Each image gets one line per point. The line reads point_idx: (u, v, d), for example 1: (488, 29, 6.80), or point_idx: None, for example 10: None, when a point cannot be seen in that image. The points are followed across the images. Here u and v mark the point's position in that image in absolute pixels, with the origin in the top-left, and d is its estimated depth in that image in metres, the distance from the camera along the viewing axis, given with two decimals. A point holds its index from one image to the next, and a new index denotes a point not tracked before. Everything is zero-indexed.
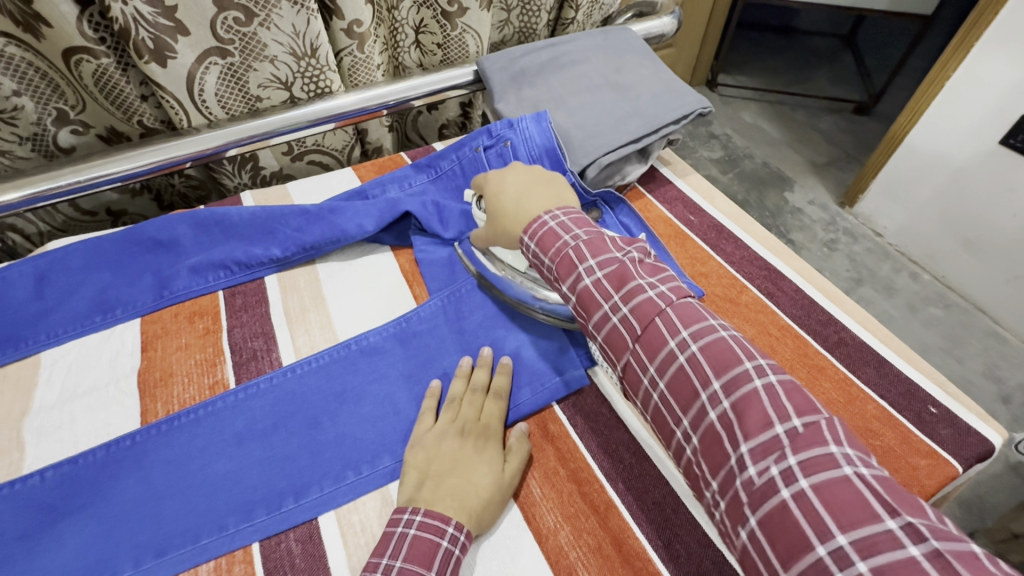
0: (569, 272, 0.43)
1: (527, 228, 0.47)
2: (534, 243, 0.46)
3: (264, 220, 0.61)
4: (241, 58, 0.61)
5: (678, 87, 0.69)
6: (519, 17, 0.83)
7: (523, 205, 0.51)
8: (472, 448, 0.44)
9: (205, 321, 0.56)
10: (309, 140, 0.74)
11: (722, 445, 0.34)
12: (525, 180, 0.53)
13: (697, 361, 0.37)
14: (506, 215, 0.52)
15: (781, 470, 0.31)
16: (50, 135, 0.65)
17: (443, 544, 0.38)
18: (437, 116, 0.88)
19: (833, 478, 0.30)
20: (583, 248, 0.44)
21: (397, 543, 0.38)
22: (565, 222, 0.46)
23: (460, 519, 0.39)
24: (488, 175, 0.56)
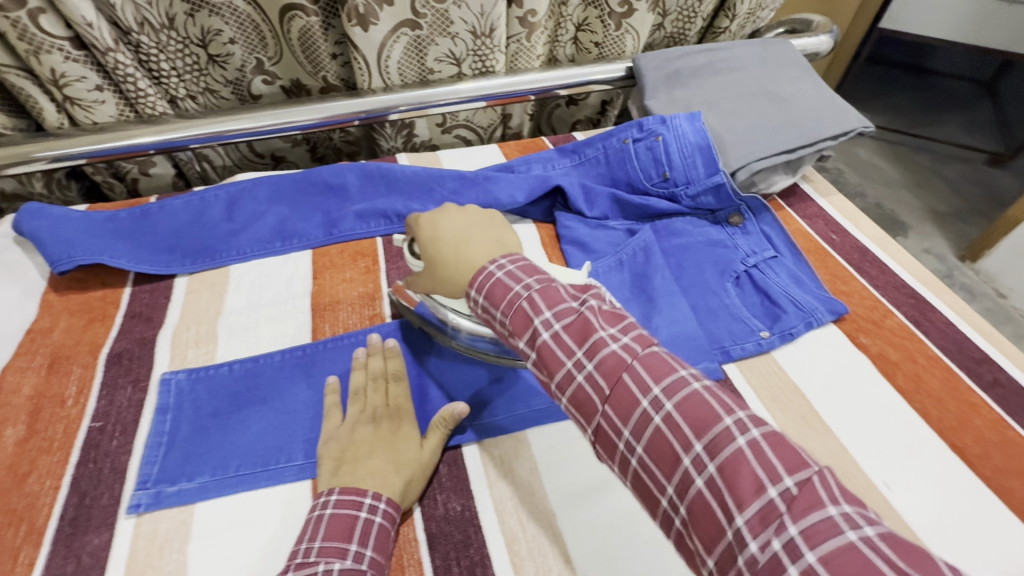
0: (524, 326, 0.37)
1: (471, 279, 0.41)
2: (480, 295, 0.39)
3: (423, 179, 0.66)
4: (429, 32, 0.67)
5: (838, 104, 0.68)
6: (672, 23, 0.84)
7: (463, 251, 0.43)
8: (388, 428, 0.45)
9: (366, 261, 0.62)
10: (462, 115, 0.80)
11: (647, 470, 0.32)
12: (470, 219, 0.45)
13: (624, 392, 0.33)
14: (446, 266, 0.43)
15: (784, 543, 0.26)
16: (247, 82, 0.74)
17: (362, 516, 0.38)
18: (575, 111, 0.91)
19: (841, 548, 0.25)
20: (513, 273, 0.39)
21: (315, 526, 0.38)
22: (512, 271, 0.39)
23: (387, 493, 0.40)
24: (419, 219, 0.47)
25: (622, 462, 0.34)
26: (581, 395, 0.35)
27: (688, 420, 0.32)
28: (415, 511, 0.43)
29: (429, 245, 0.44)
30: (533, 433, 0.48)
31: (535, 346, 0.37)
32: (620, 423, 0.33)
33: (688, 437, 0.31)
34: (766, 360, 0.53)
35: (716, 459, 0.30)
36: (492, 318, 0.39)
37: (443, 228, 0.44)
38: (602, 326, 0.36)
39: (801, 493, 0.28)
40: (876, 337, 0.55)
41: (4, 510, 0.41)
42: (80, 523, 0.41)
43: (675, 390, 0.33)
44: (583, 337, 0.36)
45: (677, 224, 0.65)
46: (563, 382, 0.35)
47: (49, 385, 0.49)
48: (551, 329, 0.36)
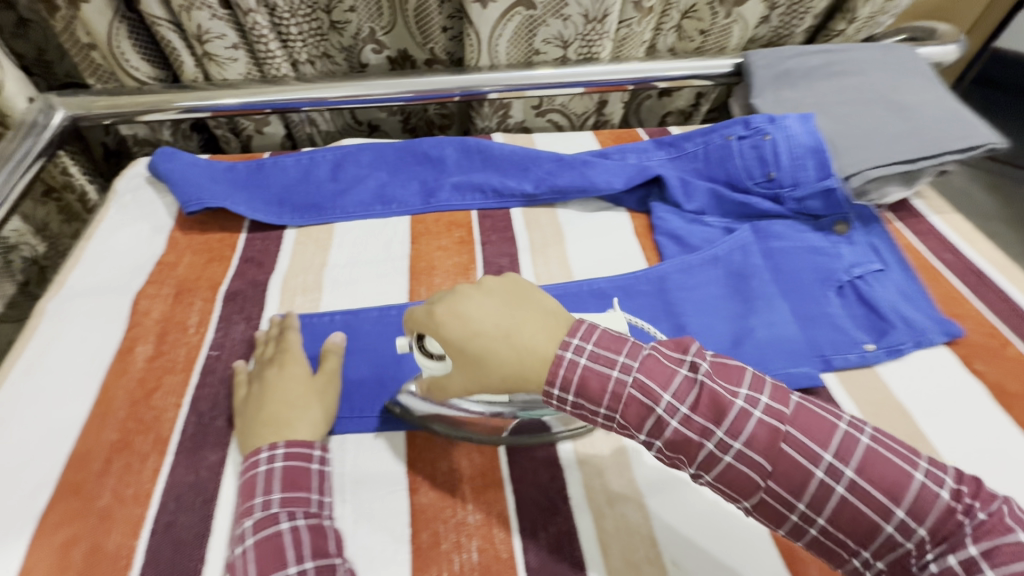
0: (641, 414, 0.34)
1: (546, 378, 0.35)
2: (568, 393, 0.35)
3: (521, 158, 0.67)
4: (542, 13, 0.68)
5: (968, 117, 0.64)
6: (780, 16, 0.80)
7: (516, 338, 0.36)
8: (277, 375, 0.45)
9: (461, 232, 0.63)
10: (558, 100, 0.80)
11: (829, 536, 0.33)
12: (491, 303, 0.37)
13: (694, 416, 0.34)
14: (502, 362, 0.36)
15: (844, 482, 0.33)
16: (359, 50, 0.77)
17: (313, 467, 0.39)
18: (668, 102, 0.90)
19: (907, 484, 0.32)
20: (598, 353, 0.35)
21: (264, 481, 0.38)
22: (566, 334, 0.36)
23: (284, 440, 0.40)
24: (430, 314, 0.38)
25: (795, 530, 0.34)
26: (734, 475, 0.34)
27: (868, 477, 0.32)
28: (504, 472, 0.44)
29: (466, 345, 0.37)
30: None
31: (615, 396, 0.35)
32: (790, 498, 0.33)
33: (884, 505, 0.32)
34: (868, 373, 0.51)
35: (909, 510, 0.31)
36: (594, 415, 0.36)
37: (479, 320, 0.37)
38: (726, 390, 0.34)
39: (864, 463, 0.33)
40: (993, 366, 0.52)
41: (135, 418, 0.45)
42: (199, 440, 0.45)
43: (847, 451, 0.33)
44: (717, 413, 0.34)
45: (777, 227, 0.62)
46: (708, 464, 0.34)
47: (174, 313, 0.53)
48: (678, 414, 0.34)
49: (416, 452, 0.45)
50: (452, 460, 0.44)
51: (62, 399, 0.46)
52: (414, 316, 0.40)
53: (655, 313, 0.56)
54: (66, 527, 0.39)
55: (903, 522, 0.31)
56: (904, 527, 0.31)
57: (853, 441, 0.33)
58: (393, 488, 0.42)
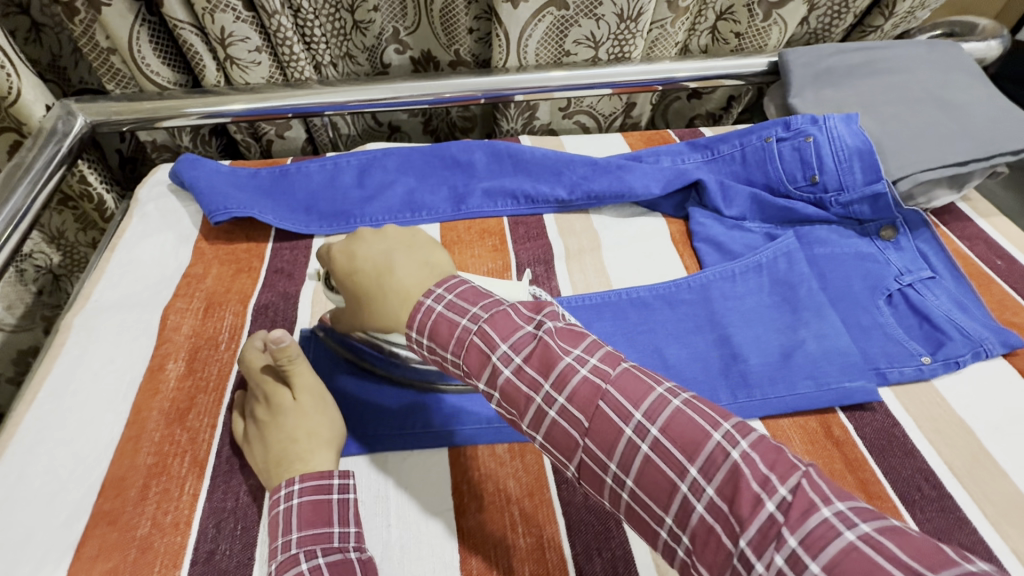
0: (481, 366, 0.33)
1: (409, 317, 0.36)
2: (423, 337, 0.35)
3: (552, 162, 0.65)
4: (574, 13, 0.66)
5: (1021, 116, 0.61)
6: (819, 18, 0.79)
7: (392, 278, 0.37)
8: (270, 407, 0.41)
9: (493, 239, 0.61)
10: (586, 101, 0.78)
11: (638, 503, 0.29)
12: (388, 241, 0.40)
13: (571, 406, 0.31)
14: (377, 297, 0.37)
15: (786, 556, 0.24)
16: (381, 50, 0.76)
17: (335, 497, 0.37)
18: (697, 104, 0.88)
19: (837, 548, 0.23)
20: (456, 303, 0.35)
21: (286, 519, 0.36)
22: (453, 303, 0.35)
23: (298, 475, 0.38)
24: (329, 252, 0.41)
25: (613, 496, 0.31)
26: (561, 433, 0.31)
27: (679, 447, 0.28)
28: (554, 493, 0.42)
29: (348, 279, 0.39)
30: None
31: (495, 385, 0.33)
32: (603, 458, 0.30)
33: (683, 466, 0.28)
34: (925, 387, 0.49)
35: (716, 483, 0.27)
36: (443, 360, 0.35)
37: (366, 254, 0.39)
38: (563, 350, 0.32)
39: (743, 478, 0.27)
40: None
41: (170, 440, 0.44)
42: (237, 462, 0.43)
43: (653, 411, 0.30)
44: (545, 367, 0.32)
45: (820, 232, 0.60)
46: (538, 419, 0.32)
47: (204, 328, 0.51)
48: (556, 403, 0.31)
49: (460, 474, 0.43)
50: (499, 481, 0.42)
51: (92, 420, 0.44)
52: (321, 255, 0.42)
53: (700, 322, 0.54)
54: (104, 558, 0.38)
55: (796, 554, 0.24)
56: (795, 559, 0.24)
57: (677, 413, 0.29)
58: (438, 511, 0.41)
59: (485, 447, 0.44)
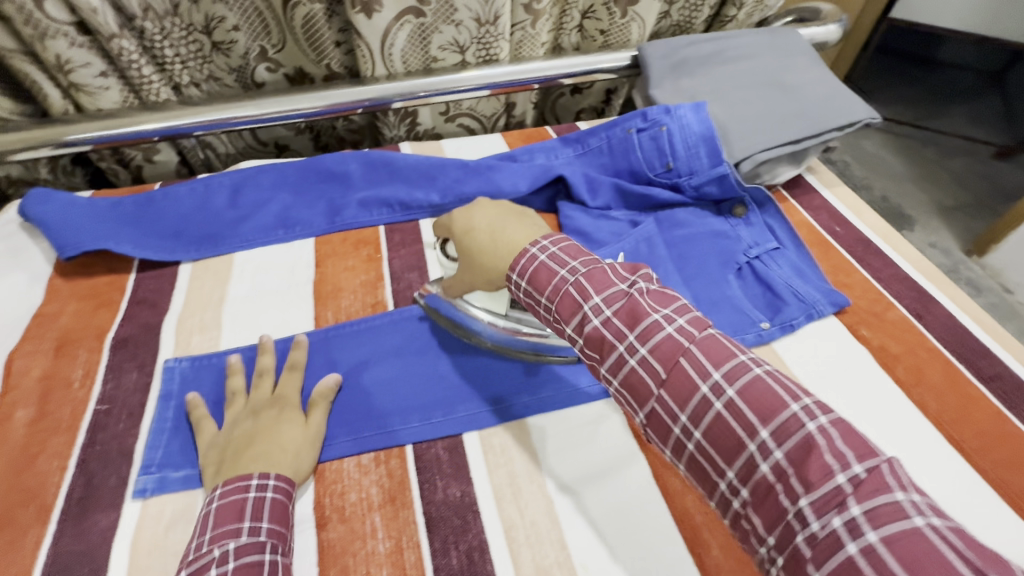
0: (571, 312, 0.41)
1: (511, 263, 0.45)
2: (523, 279, 0.43)
3: (426, 167, 0.66)
4: (432, 20, 0.67)
5: (847, 94, 0.67)
6: (679, 11, 0.83)
7: (499, 237, 0.47)
8: (268, 419, 0.45)
9: (368, 249, 0.62)
10: (465, 104, 0.80)
11: (704, 454, 0.35)
12: (495, 211, 0.50)
13: (613, 318, 0.39)
14: (487, 253, 0.47)
15: (759, 444, 0.33)
16: (251, 69, 0.74)
17: (248, 496, 0.38)
18: (579, 99, 0.91)
19: (824, 473, 0.30)
20: (584, 284, 0.41)
21: (203, 522, 0.37)
22: (555, 254, 0.43)
23: (224, 481, 0.40)
24: (450, 215, 0.51)
25: (721, 497, 0.34)
26: (673, 422, 0.36)
27: (797, 466, 0.31)
28: (415, 494, 0.43)
29: (463, 240, 0.49)
30: (530, 420, 0.48)
31: (584, 330, 0.40)
32: (716, 457, 0.34)
33: (797, 486, 0.31)
34: (766, 351, 0.54)
35: (817, 500, 0.30)
36: (562, 331, 0.42)
37: (476, 221, 0.49)
38: (650, 307, 0.39)
39: (791, 438, 0.32)
40: (877, 330, 0.55)
41: (18, 488, 0.42)
42: (89, 503, 0.42)
43: (780, 430, 0.32)
44: (633, 320, 0.38)
45: (679, 216, 0.64)
46: (651, 404, 0.37)
47: (58, 368, 0.49)
48: (600, 313, 0.40)
49: (324, 488, 0.43)
50: (362, 490, 0.43)
51: None
52: (440, 224, 0.52)
53: None
54: None
55: (809, 500, 0.30)
56: (817, 506, 0.30)
57: (793, 424, 0.32)
58: (299, 528, 0.41)
59: (352, 457, 0.45)
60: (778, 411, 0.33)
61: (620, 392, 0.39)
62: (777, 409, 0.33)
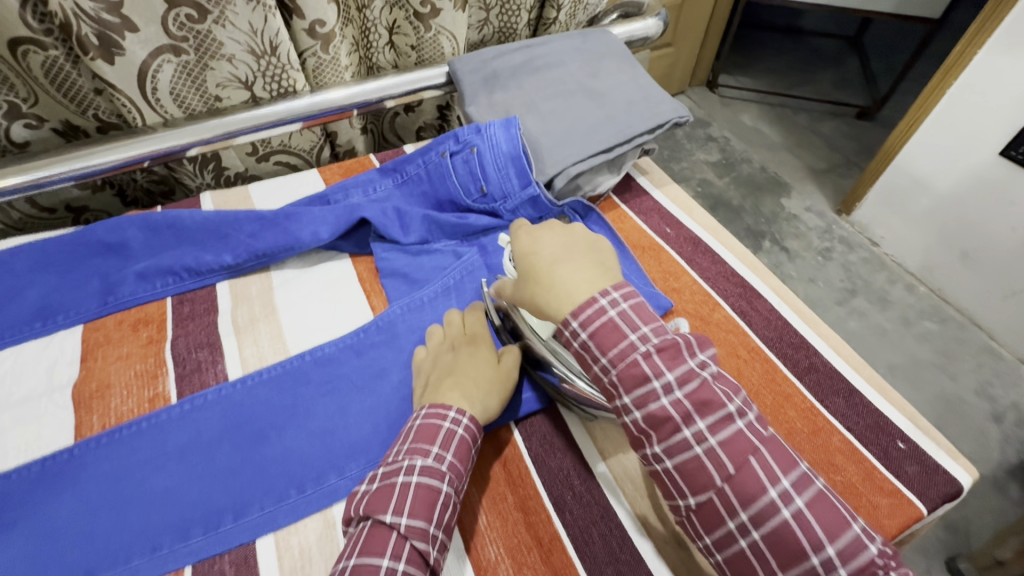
0: (615, 345, 0.38)
1: (574, 309, 0.39)
2: (585, 330, 0.38)
3: (216, 225, 0.59)
4: (196, 57, 0.59)
5: (656, 94, 0.66)
6: (499, 17, 0.80)
7: (558, 270, 0.42)
8: (465, 355, 0.48)
9: (150, 329, 0.54)
10: (274, 141, 0.72)
11: (722, 496, 0.35)
12: (564, 240, 0.44)
13: (683, 399, 0.36)
14: (540, 285, 0.42)
15: (779, 492, 0.34)
16: (3, 129, 0.62)
17: (445, 425, 0.42)
18: (415, 118, 0.86)
19: (853, 547, 0.32)
20: (632, 315, 0.38)
21: (408, 432, 0.42)
22: (627, 311, 0.38)
23: (428, 404, 0.44)
24: (519, 228, 0.47)
25: (727, 537, 0.35)
26: (695, 467, 0.36)
27: (815, 516, 0.33)
28: None
29: (523, 260, 0.44)
30: (336, 505, 0.44)
31: (620, 363, 0.38)
32: (736, 502, 0.35)
33: (818, 536, 0.33)
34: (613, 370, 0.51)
35: (851, 567, 0.32)
36: (568, 332, 0.39)
37: (546, 248, 0.44)
38: (690, 352, 0.38)
39: (812, 497, 0.34)
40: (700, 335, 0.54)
41: None
42: None
43: (802, 484, 0.34)
44: (674, 359, 0.37)
45: (503, 239, 0.62)
46: (676, 448, 0.36)
47: None
48: (671, 393, 0.36)
49: None
50: None
51: None
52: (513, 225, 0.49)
53: (383, 367, 0.51)
54: None
55: (829, 557, 0.32)
56: (828, 562, 0.32)
57: (808, 480, 0.35)
58: None
59: None
60: (798, 468, 0.35)
61: (642, 426, 0.37)
62: (792, 466, 0.35)
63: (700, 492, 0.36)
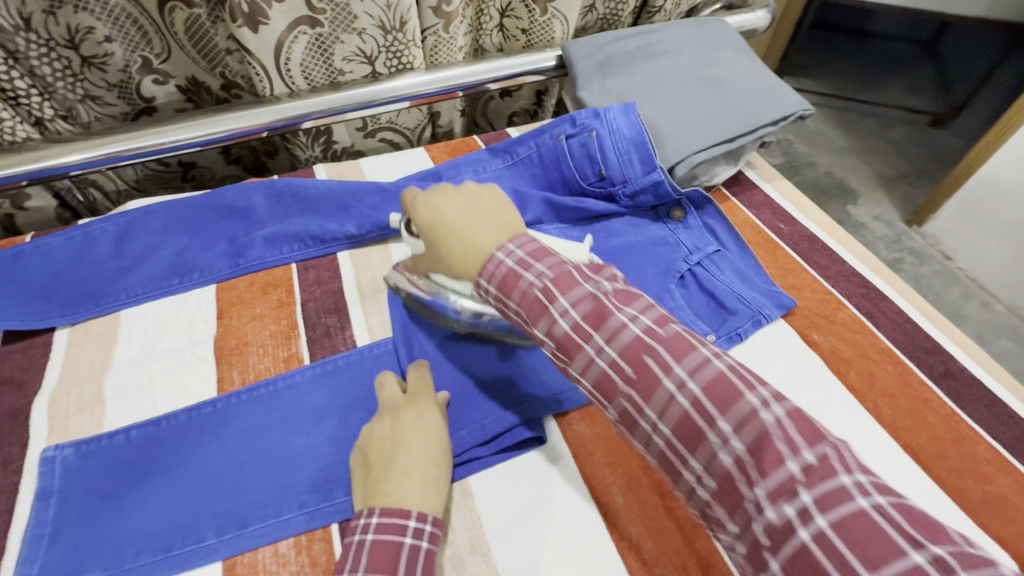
0: (540, 316, 0.35)
1: (481, 269, 0.39)
2: (492, 286, 0.38)
3: (338, 194, 0.60)
4: (330, 29, 0.60)
5: (777, 85, 0.65)
6: (604, 4, 0.79)
7: (467, 235, 0.40)
8: (413, 414, 0.42)
9: (279, 293, 0.56)
10: (383, 117, 0.73)
11: (672, 449, 0.31)
12: (465, 201, 0.43)
13: (620, 359, 0.33)
14: (451, 253, 0.41)
15: (718, 437, 0.29)
16: (135, 83, 0.65)
17: (406, 542, 0.34)
18: (510, 102, 0.86)
19: (850, 510, 0.25)
20: (551, 286, 0.35)
21: (356, 554, 0.34)
22: (524, 258, 0.37)
23: (380, 507, 0.36)
24: (415, 198, 0.45)
25: (687, 494, 0.31)
26: (676, 412, 0.30)
27: (824, 466, 0.27)
28: None
29: (430, 230, 0.42)
30: (473, 477, 0.43)
31: (552, 334, 0.35)
32: (723, 441, 0.29)
33: (752, 474, 0.27)
34: None
35: (832, 515, 0.25)
36: (506, 308, 0.38)
37: (447, 212, 0.42)
38: (617, 307, 0.34)
39: (758, 441, 0.27)
40: (827, 334, 0.53)
41: None
42: None
43: (822, 450, 0.27)
44: (600, 320, 0.34)
45: (615, 226, 0.63)
46: (626, 413, 0.33)
47: None
48: (605, 354, 0.33)
49: None
50: None
51: None
52: (406, 202, 0.46)
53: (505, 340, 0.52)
54: None
55: (806, 508, 0.25)
56: (803, 513, 0.25)
57: (752, 415, 0.28)
58: None
59: (267, 546, 0.40)
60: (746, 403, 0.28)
61: (593, 394, 0.35)
62: (735, 403, 0.29)
63: (655, 449, 0.32)
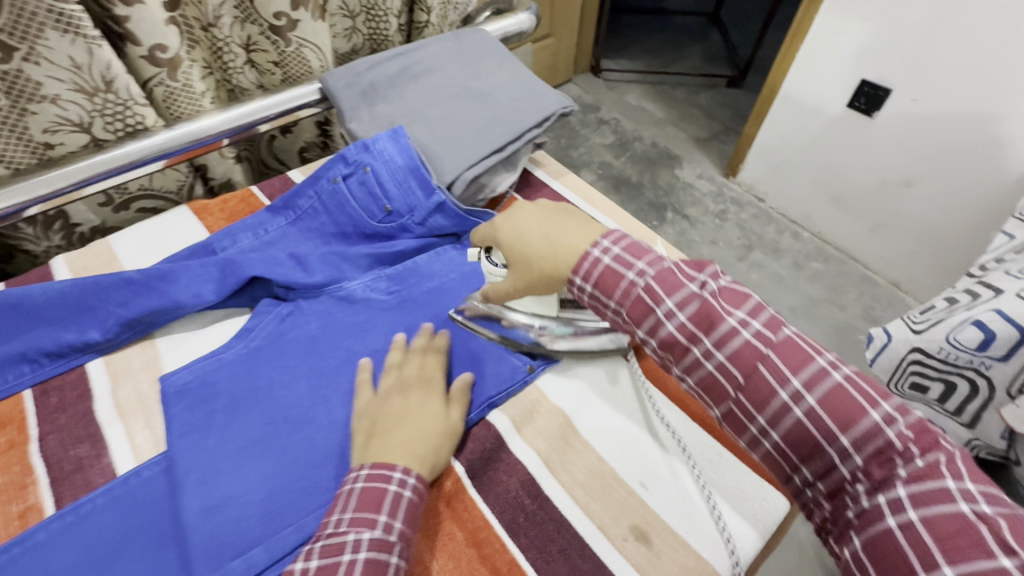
0: (644, 315, 0.39)
1: (575, 267, 0.41)
2: (589, 284, 0.41)
3: (75, 299, 0.49)
4: (10, 103, 0.50)
5: (537, 87, 0.66)
6: (366, 24, 0.77)
7: (558, 242, 0.42)
8: (417, 398, 0.45)
9: (8, 433, 0.45)
10: (132, 185, 0.64)
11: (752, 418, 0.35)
12: (540, 213, 0.44)
13: (654, 286, 0.38)
14: (542, 258, 0.42)
15: (789, 394, 0.34)
16: None
17: (392, 489, 0.38)
18: (293, 138, 0.80)
19: (943, 507, 0.28)
20: (624, 255, 0.40)
21: (346, 499, 0.38)
22: (622, 255, 0.40)
23: (370, 461, 0.40)
24: (495, 223, 0.47)
25: (727, 410, 0.37)
26: (710, 381, 0.37)
27: (828, 412, 0.32)
28: None
29: (514, 244, 0.44)
30: None
31: (626, 297, 0.39)
32: (752, 411, 0.35)
33: (829, 426, 0.32)
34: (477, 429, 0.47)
35: (924, 508, 0.28)
36: (604, 307, 0.41)
37: (524, 226, 0.44)
38: (687, 276, 0.39)
39: (828, 394, 0.33)
40: None
41: None
42: None
43: (814, 380, 0.33)
44: (669, 286, 0.38)
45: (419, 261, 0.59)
46: (691, 366, 0.38)
47: None
48: (644, 277, 0.39)
49: None
50: None
51: None
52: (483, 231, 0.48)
53: (304, 414, 0.47)
54: None
55: (897, 498, 0.29)
56: (896, 504, 0.29)
57: (822, 374, 0.33)
58: None
59: None
60: (813, 363, 0.34)
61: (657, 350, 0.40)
62: (805, 364, 0.34)
63: (728, 411, 0.37)
